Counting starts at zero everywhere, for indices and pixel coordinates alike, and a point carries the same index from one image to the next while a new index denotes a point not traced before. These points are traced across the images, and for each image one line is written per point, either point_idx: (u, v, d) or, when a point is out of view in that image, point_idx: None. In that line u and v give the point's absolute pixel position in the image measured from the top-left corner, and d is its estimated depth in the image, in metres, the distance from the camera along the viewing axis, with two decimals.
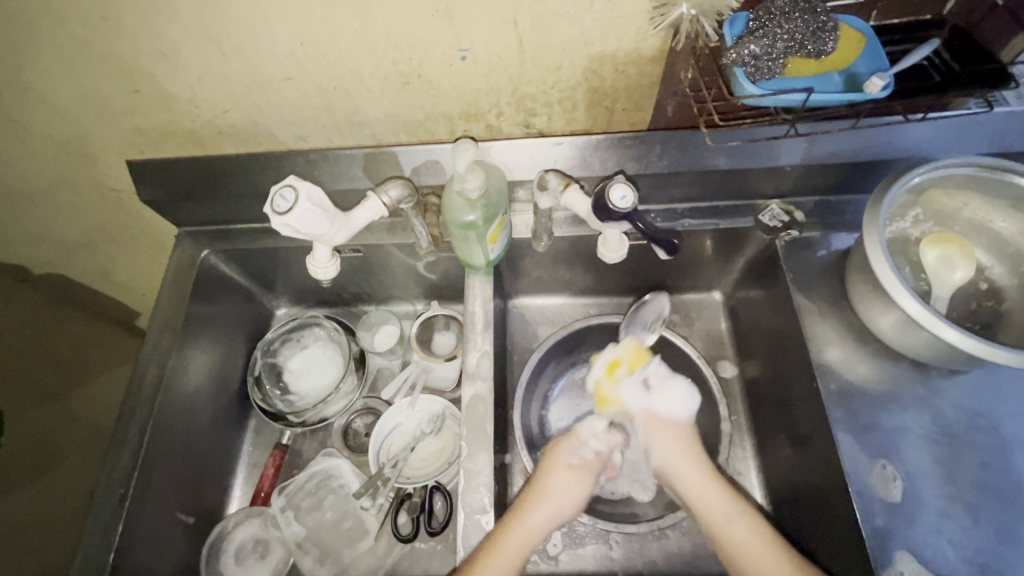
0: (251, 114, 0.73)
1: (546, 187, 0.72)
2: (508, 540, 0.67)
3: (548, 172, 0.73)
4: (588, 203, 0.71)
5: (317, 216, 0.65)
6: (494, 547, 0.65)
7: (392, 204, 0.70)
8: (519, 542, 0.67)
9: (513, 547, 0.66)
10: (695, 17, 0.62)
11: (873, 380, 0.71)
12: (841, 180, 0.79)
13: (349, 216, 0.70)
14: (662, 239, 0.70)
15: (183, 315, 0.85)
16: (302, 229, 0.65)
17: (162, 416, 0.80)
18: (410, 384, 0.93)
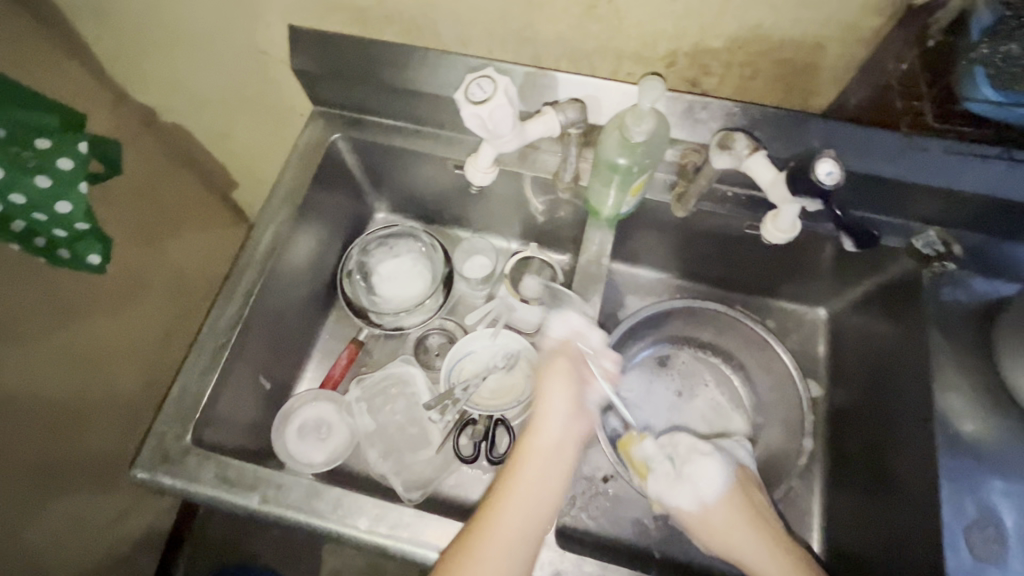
0: (425, 4, 0.70)
1: (730, 146, 0.67)
2: (521, 461, 0.65)
3: (737, 132, 0.68)
4: (773, 173, 0.66)
5: (507, 114, 0.64)
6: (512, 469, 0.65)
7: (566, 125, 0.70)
8: (533, 457, 0.65)
9: (530, 464, 0.65)
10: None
11: (993, 439, 0.67)
12: (1015, 224, 0.72)
13: (526, 126, 0.69)
14: (856, 230, 0.69)
15: (303, 193, 0.86)
16: (486, 126, 0.64)
17: (267, 283, 0.82)
18: (492, 317, 0.95)
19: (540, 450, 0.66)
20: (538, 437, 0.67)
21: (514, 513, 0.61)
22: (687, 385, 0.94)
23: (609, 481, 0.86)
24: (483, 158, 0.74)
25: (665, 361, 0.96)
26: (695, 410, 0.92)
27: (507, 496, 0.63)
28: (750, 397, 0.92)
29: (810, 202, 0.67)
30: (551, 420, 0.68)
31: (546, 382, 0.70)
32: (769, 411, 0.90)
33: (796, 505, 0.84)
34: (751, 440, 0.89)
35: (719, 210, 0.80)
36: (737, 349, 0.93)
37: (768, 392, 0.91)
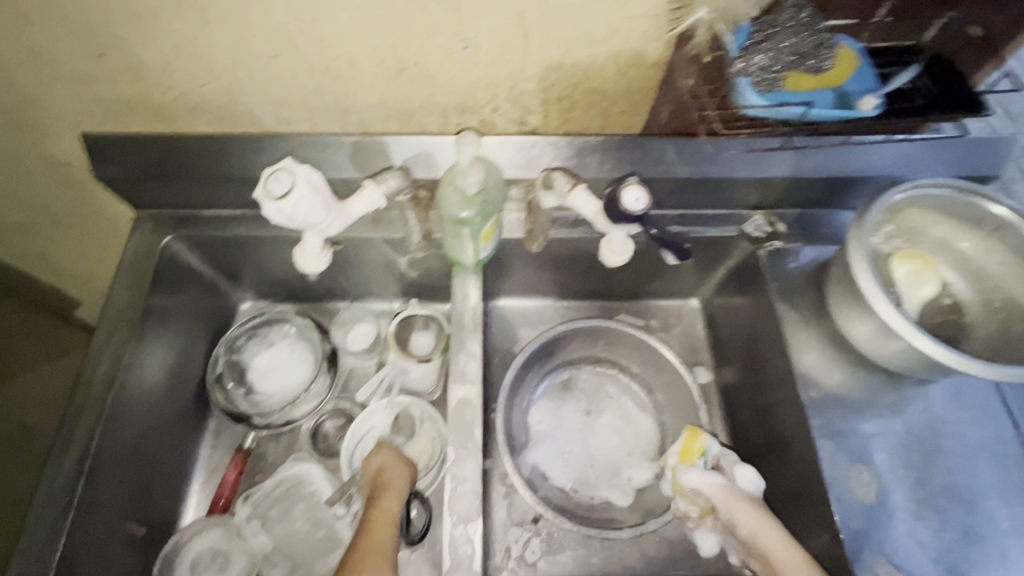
0: (231, 90, 0.67)
1: (552, 185, 0.72)
2: (384, 500, 0.67)
3: (555, 172, 0.72)
4: (595, 204, 0.71)
5: (313, 203, 0.62)
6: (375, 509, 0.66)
7: (390, 194, 0.68)
8: (395, 497, 0.68)
9: (391, 502, 0.67)
10: (711, 22, 0.62)
11: (849, 387, 0.74)
12: (818, 196, 0.82)
13: (345, 205, 0.67)
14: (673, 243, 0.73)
15: (142, 307, 0.78)
16: (296, 217, 0.62)
17: (112, 421, 0.73)
18: (385, 385, 0.91)
19: (397, 495, 0.68)
20: (395, 488, 0.69)
21: (385, 532, 0.62)
22: (594, 401, 0.95)
23: (539, 520, 0.85)
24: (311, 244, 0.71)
25: (568, 383, 0.96)
26: (605, 424, 0.94)
27: (380, 528, 0.62)
28: (653, 398, 0.95)
29: (631, 225, 0.73)
30: (400, 480, 0.72)
31: (387, 458, 0.75)
32: (671, 408, 0.94)
33: None
34: (660, 440, 0.92)
35: (576, 233, 0.84)
36: (628, 356, 0.97)
37: (666, 389, 0.95)
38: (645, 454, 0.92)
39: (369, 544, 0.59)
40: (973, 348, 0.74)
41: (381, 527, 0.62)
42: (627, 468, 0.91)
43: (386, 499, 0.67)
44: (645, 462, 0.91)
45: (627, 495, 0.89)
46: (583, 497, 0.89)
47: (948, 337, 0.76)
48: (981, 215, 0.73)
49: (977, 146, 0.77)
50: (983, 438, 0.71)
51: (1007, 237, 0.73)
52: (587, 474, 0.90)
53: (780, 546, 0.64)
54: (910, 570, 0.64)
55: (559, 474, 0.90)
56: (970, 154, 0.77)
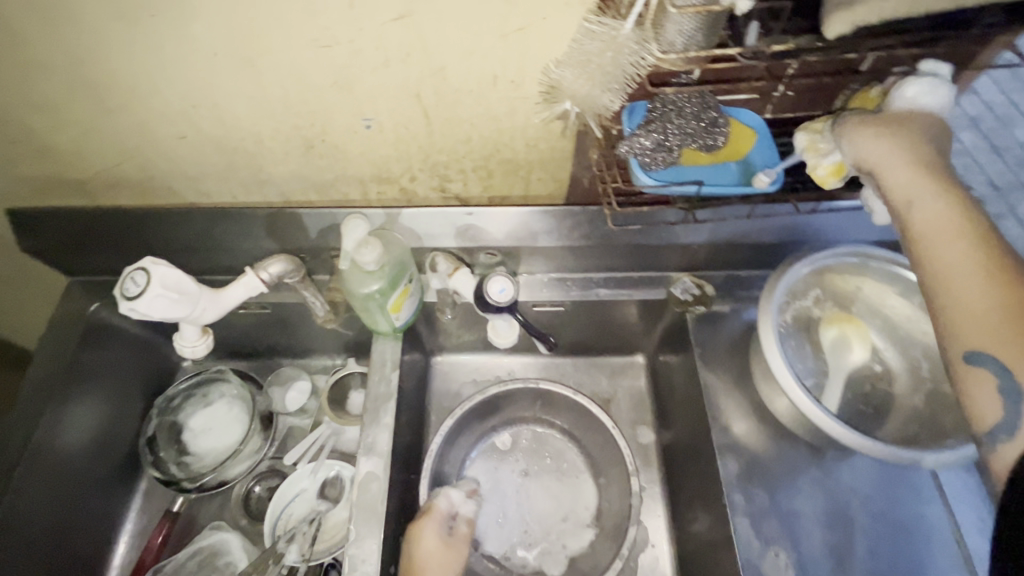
0: (146, 169, 0.69)
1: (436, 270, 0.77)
2: None
3: (439, 255, 0.78)
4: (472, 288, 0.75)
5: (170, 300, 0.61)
6: None
7: (271, 280, 0.68)
8: None
9: None
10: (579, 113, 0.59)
11: (774, 459, 0.72)
12: (744, 258, 0.81)
13: (219, 293, 0.67)
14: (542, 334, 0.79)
15: (66, 373, 0.79)
16: (151, 314, 0.61)
17: (23, 488, 0.73)
18: (318, 447, 0.90)
19: None
20: None
21: None
22: (530, 463, 0.93)
23: None
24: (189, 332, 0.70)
25: (508, 444, 0.95)
26: (542, 487, 0.91)
27: None
28: (593, 459, 0.93)
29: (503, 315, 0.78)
30: None
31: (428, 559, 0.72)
32: (610, 470, 0.91)
33: (648, 556, 0.86)
34: (597, 504, 0.90)
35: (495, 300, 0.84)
36: (568, 416, 0.95)
37: (605, 451, 0.92)
38: (581, 519, 0.89)
39: None
40: (898, 420, 0.72)
41: None
42: (561, 535, 0.88)
43: None
44: (580, 528, 0.88)
45: (556, 565, 0.86)
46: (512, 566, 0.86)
47: (877, 407, 0.73)
48: (904, 283, 0.73)
49: None
50: (911, 519, 0.68)
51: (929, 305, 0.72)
52: (518, 542, 0.87)
53: (903, 172, 0.53)
54: None
55: (488, 541, 0.87)
56: None
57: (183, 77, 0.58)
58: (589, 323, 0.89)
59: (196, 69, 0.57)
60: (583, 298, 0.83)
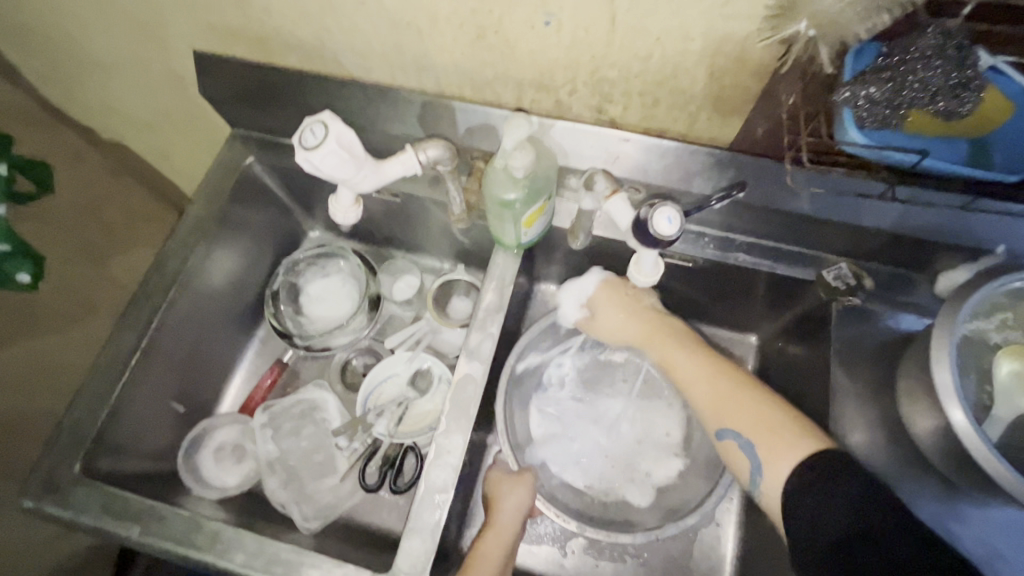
0: (320, 33, 0.70)
1: (592, 188, 0.69)
2: (485, 544, 0.68)
3: (598, 172, 0.69)
4: (631, 216, 0.65)
5: (341, 160, 0.62)
6: (475, 554, 0.67)
7: (428, 164, 0.67)
8: (498, 540, 0.68)
9: (492, 546, 0.68)
10: (812, 39, 0.53)
11: (892, 480, 0.65)
12: (918, 255, 0.70)
13: (380, 165, 0.67)
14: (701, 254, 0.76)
15: (217, 214, 0.86)
16: (325, 168, 0.62)
17: (174, 304, 0.82)
18: (415, 340, 0.94)
19: (499, 535, 0.69)
20: (496, 526, 0.70)
21: None
22: (612, 383, 0.87)
23: None
24: (344, 197, 0.72)
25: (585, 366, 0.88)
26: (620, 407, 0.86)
27: (474, 573, 0.64)
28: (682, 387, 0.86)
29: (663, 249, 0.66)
30: (511, 509, 0.72)
31: (499, 480, 0.76)
32: None
33: (711, 532, 0.84)
34: (685, 434, 0.84)
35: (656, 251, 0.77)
36: None
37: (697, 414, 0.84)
38: (668, 447, 0.84)
39: None
40: None
41: (477, 571, 0.64)
42: (648, 462, 0.83)
43: (488, 535, 0.69)
44: (668, 456, 0.83)
45: (648, 490, 0.82)
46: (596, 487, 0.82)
47: None
48: None
49: None
50: None
51: None
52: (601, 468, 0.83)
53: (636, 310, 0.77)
54: None
55: (568, 466, 0.83)
56: None
57: None
58: (711, 289, 0.83)
59: None
60: (718, 260, 0.76)
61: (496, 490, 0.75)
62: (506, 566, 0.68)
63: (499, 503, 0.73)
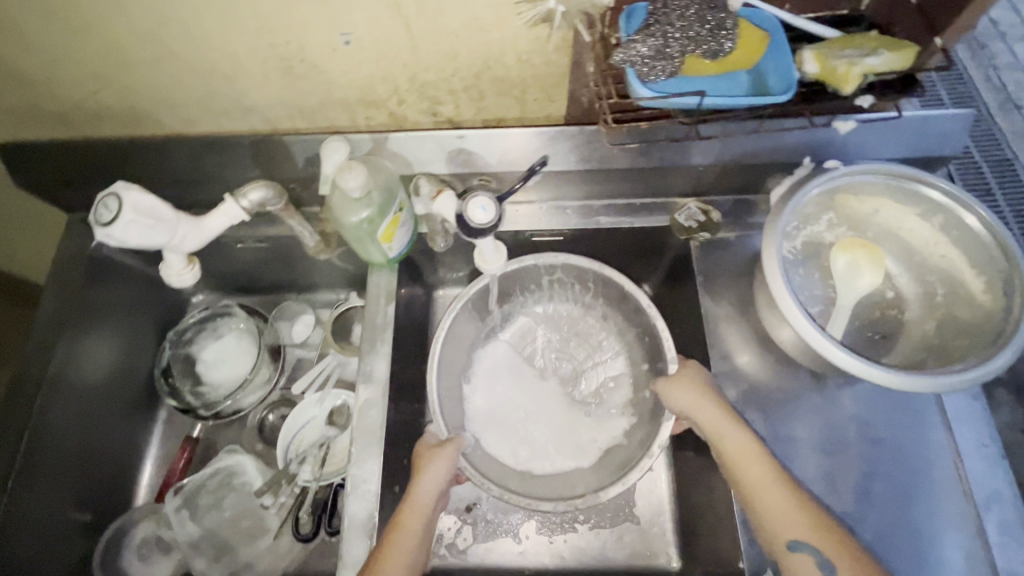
0: (125, 98, 0.68)
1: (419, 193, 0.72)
2: (405, 523, 0.63)
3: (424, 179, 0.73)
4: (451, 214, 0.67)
5: (146, 226, 0.61)
6: (392, 535, 0.62)
7: (253, 208, 0.66)
8: (418, 515, 0.64)
9: (412, 525, 0.64)
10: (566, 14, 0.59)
11: (774, 385, 0.71)
12: (751, 180, 0.76)
13: (201, 220, 0.66)
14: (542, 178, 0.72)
15: (73, 307, 0.81)
16: (130, 242, 0.60)
17: (47, 412, 0.77)
18: (325, 377, 0.91)
19: (418, 512, 0.65)
20: (415, 503, 0.65)
21: (394, 567, 0.60)
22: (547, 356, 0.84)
23: (472, 509, 0.86)
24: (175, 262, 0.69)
25: (524, 340, 0.85)
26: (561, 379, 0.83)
27: (389, 562, 0.60)
28: (627, 348, 0.82)
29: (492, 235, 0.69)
30: (434, 481, 0.66)
31: (425, 450, 0.69)
32: None
33: (649, 479, 0.87)
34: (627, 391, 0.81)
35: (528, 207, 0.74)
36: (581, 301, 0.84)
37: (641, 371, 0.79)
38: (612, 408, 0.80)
39: None
40: (905, 348, 0.69)
41: (393, 559, 0.60)
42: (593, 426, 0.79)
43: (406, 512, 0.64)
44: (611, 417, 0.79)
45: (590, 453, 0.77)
46: (531, 459, 0.76)
47: (883, 334, 0.71)
48: (926, 202, 0.67)
49: (927, 123, 0.68)
50: (914, 443, 0.67)
51: (950, 225, 0.66)
52: (539, 437, 0.78)
53: (722, 423, 0.65)
54: None
55: (502, 436, 0.77)
56: (921, 134, 0.69)
57: None
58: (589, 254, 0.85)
59: None
60: (583, 226, 0.79)
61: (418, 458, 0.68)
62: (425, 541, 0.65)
63: (422, 472, 0.67)
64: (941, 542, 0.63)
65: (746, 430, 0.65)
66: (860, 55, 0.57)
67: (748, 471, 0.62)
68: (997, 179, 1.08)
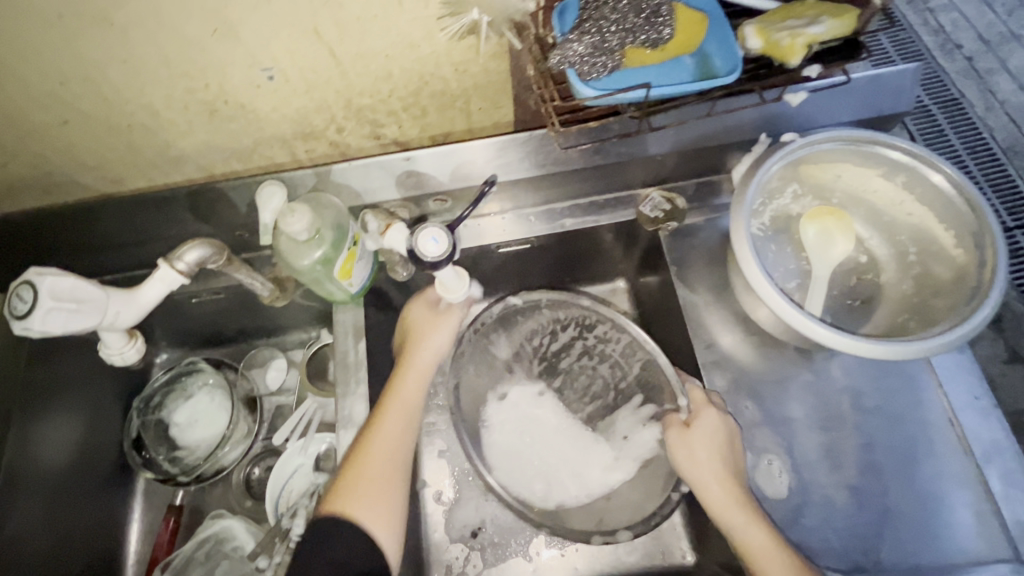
0: (41, 164, 0.63)
1: (366, 229, 0.67)
2: (400, 393, 0.68)
3: (367, 214, 0.67)
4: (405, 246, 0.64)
5: (68, 314, 0.57)
6: (386, 404, 0.67)
7: (190, 270, 0.62)
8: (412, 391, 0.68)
9: (406, 397, 0.68)
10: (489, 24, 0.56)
11: (763, 367, 0.69)
12: (712, 161, 0.74)
13: (136, 293, 0.62)
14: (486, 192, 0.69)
15: (22, 392, 0.76)
16: (53, 332, 0.56)
17: (9, 509, 0.72)
18: (305, 422, 0.87)
19: (413, 384, 0.69)
20: (412, 369, 0.69)
21: (386, 438, 0.65)
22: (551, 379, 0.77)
23: (478, 534, 0.81)
24: (114, 338, 0.67)
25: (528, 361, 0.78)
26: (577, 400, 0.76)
27: (385, 423, 0.65)
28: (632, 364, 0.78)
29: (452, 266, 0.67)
30: (432, 351, 0.71)
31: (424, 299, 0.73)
32: None
33: None
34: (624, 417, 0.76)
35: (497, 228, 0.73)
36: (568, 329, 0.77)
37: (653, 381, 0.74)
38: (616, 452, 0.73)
39: (367, 453, 0.63)
40: (886, 312, 0.69)
41: (388, 431, 0.65)
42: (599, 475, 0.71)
43: (404, 375, 0.69)
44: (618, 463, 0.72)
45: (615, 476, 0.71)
46: (556, 490, 0.71)
47: (864, 300, 0.70)
48: (887, 162, 0.66)
49: (877, 83, 0.67)
50: (908, 407, 0.66)
51: (914, 182, 0.66)
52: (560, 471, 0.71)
53: (717, 487, 0.61)
54: (823, 559, 0.60)
55: (525, 474, 0.71)
56: (873, 95, 0.68)
57: (41, 53, 0.51)
58: (559, 259, 0.83)
59: (53, 37, 0.50)
60: (548, 231, 0.77)
61: (411, 328, 0.72)
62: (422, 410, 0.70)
63: (417, 343, 0.71)
64: (949, 502, 0.62)
65: (759, 518, 0.59)
66: (803, 24, 0.55)
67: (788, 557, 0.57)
68: (949, 122, 1.09)
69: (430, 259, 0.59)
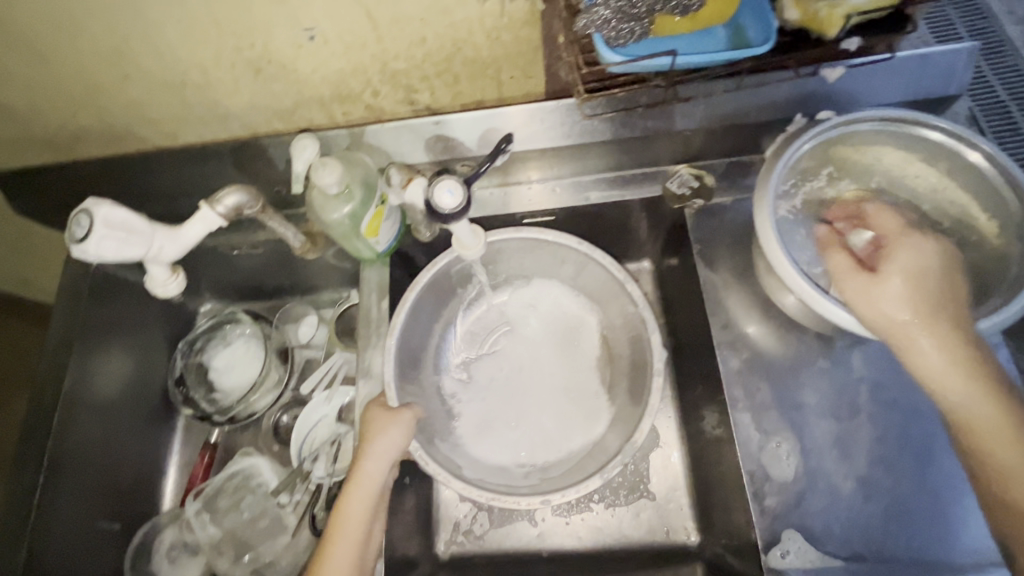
0: (102, 117, 0.69)
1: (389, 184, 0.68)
2: (351, 503, 0.62)
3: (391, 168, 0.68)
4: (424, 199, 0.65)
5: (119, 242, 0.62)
6: (337, 517, 0.61)
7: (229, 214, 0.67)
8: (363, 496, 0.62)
9: (357, 505, 0.62)
10: None
11: (782, 350, 0.68)
12: (744, 139, 0.73)
13: (178, 231, 0.66)
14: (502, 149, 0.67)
15: (80, 326, 0.83)
16: (105, 258, 0.62)
17: (67, 428, 0.79)
18: (331, 375, 0.93)
19: (364, 491, 0.62)
20: (360, 477, 0.63)
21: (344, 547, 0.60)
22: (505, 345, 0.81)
23: None
24: (159, 271, 0.71)
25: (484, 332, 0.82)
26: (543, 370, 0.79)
27: (335, 542, 0.60)
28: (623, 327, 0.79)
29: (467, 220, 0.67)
30: (384, 451, 0.64)
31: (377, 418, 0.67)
32: None
33: (661, 452, 0.82)
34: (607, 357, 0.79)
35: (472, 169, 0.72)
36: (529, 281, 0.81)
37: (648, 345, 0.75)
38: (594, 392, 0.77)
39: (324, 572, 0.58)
40: None
41: (342, 549, 0.59)
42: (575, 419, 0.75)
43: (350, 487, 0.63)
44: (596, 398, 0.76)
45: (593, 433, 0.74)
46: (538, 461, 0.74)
47: None
48: (923, 145, 0.65)
49: (926, 64, 0.64)
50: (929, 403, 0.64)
51: (953, 167, 0.65)
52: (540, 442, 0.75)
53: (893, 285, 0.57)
54: (824, 545, 0.60)
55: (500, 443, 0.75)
56: (918, 76, 0.65)
57: (106, 9, 0.56)
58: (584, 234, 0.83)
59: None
60: (573, 203, 0.77)
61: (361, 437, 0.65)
62: (376, 514, 0.64)
63: (366, 446, 0.64)
64: (964, 499, 0.60)
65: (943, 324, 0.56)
66: None
67: (985, 423, 0.54)
68: None
69: (443, 211, 0.61)
